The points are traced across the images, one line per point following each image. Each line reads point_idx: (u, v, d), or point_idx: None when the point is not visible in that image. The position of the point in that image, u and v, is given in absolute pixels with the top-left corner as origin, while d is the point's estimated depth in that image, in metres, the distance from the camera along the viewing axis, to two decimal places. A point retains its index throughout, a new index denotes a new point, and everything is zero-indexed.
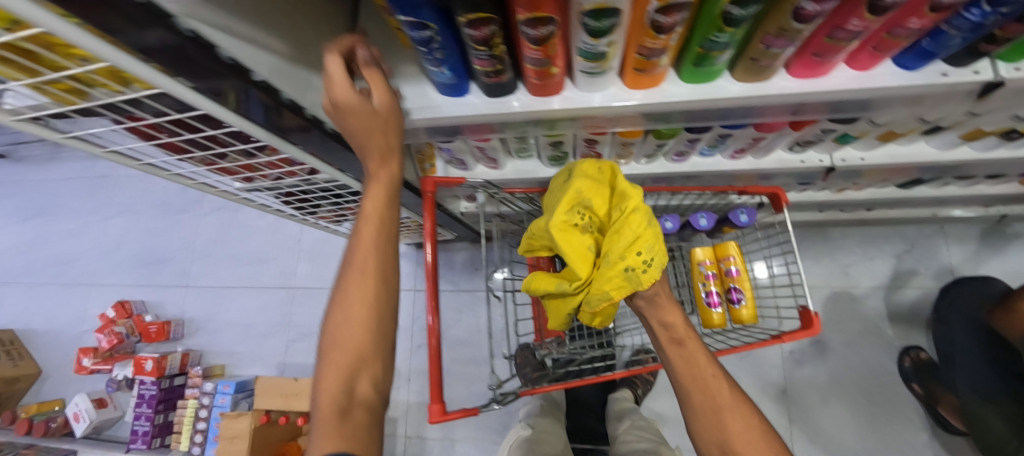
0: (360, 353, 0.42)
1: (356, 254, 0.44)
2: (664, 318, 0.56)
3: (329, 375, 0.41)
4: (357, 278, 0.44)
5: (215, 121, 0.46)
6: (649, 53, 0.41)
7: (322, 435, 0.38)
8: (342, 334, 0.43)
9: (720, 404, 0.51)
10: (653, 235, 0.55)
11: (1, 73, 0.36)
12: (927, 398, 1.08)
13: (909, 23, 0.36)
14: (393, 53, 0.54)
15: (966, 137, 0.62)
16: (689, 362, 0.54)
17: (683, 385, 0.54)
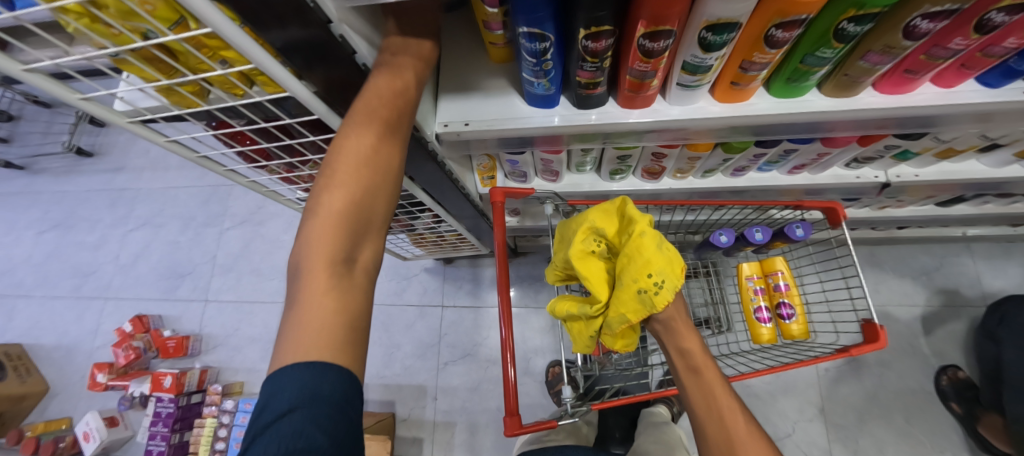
0: (360, 221, 0.41)
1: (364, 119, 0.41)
2: (680, 344, 0.50)
3: (327, 225, 0.40)
4: (360, 137, 0.41)
5: (314, 126, 0.48)
6: (751, 67, 0.43)
7: (319, 293, 0.39)
8: (338, 199, 0.40)
9: (734, 442, 0.45)
10: (663, 258, 0.50)
11: (142, 74, 0.36)
12: (967, 417, 1.08)
13: (1006, 42, 0.39)
14: (482, 68, 0.56)
15: (1020, 155, 0.64)
16: (702, 394, 0.48)
17: (698, 415, 0.48)
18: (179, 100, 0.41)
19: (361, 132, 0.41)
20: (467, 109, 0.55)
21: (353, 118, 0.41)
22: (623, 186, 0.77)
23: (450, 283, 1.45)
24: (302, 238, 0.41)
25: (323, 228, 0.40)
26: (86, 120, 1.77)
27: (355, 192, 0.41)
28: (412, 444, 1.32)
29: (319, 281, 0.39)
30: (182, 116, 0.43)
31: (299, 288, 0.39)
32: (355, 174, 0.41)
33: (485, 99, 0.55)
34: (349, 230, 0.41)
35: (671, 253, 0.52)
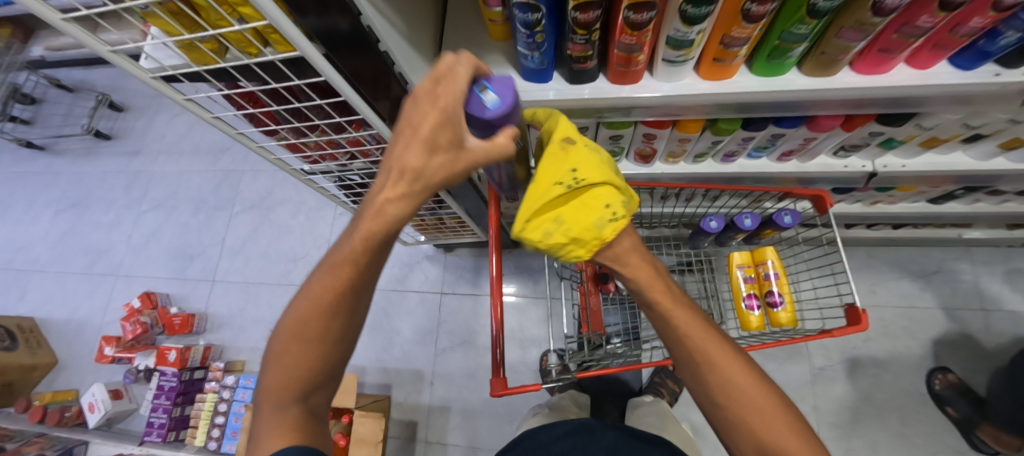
0: (313, 374, 0.41)
1: (324, 280, 0.39)
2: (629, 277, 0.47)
3: (280, 370, 0.41)
4: (316, 294, 0.40)
5: (322, 90, 0.51)
6: (732, 42, 0.45)
7: (267, 430, 0.40)
8: (290, 352, 0.41)
9: (689, 339, 0.45)
10: (559, 239, 0.45)
11: (168, 28, 0.41)
12: (964, 422, 1.06)
13: (972, 22, 0.41)
14: (482, 44, 0.59)
15: (1005, 147, 0.66)
16: (664, 323, 0.47)
17: (665, 338, 0.47)
18: (198, 58, 0.45)
19: (318, 292, 0.39)
20: None
21: (318, 278, 0.40)
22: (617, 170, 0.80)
23: (451, 272, 1.48)
24: (264, 374, 0.42)
25: (279, 374, 0.41)
26: (106, 104, 1.83)
27: (307, 348, 0.40)
28: (405, 426, 1.34)
29: (265, 427, 0.40)
30: (201, 74, 0.47)
31: (258, 421, 0.42)
32: (308, 325, 0.40)
33: None
34: (299, 382, 0.41)
35: (574, 229, 0.44)
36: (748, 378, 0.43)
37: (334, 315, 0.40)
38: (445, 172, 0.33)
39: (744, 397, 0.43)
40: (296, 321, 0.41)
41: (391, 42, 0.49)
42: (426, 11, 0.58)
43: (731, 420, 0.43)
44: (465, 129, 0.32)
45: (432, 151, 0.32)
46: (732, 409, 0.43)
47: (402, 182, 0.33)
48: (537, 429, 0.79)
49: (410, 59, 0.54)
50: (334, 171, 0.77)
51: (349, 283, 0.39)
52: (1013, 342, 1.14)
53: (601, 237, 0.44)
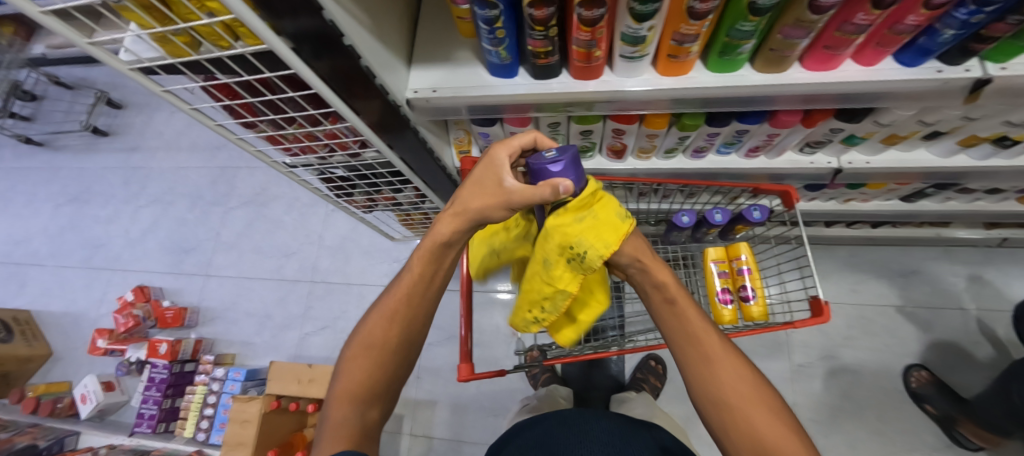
0: (376, 379, 0.51)
1: (394, 297, 0.53)
2: (655, 280, 0.53)
3: (349, 376, 0.51)
4: (387, 309, 0.53)
5: (294, 82, 0.53)
6: (683, 39, 0.47)
7: (332, 430, 0.48)
8: (359, 358, 0.52)
9: (713, 362, 0.49)
10: (589, 228, 0.52)
11: (141, 22, 0.43)
12: (943, 418, 1.06)
13: (908, 19, 0.43)
14: (452, 42, 0.62)
15: (964, 144, 0.68)
16: (677, 329, 0.52)
17: (677, 346, 0.52)
18: (173, 51, 0.47)
19: (388, 307, 0.53)
20: (440, 78, 0.60)
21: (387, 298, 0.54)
22: (592, 165, 0.82)
23: None
24: (334, 384, 0.52)
25: (349, 378, 0.51)
26: (105, 101, 1.86)
27: (375, 354, 0.51)
28: (392, 419, 1.35)
29: (332, 426, 0.48)
30: (177, 67, 0.50)
31: (324, 426, 0.49)
32: (378, 333, 0.52)
33: (453, 70, 0.60)
34: (365, 387, 0.51)
35: (602, 220, 0.52)
36: (755, 388, 0.48)
37: (395, 325, 0.52)
38: (488, 203, 0.45)
39: (753, 403, 0.47)
40: (368, 331, 0.53)
41: (356, 36, 0.49)
42: (399, 9, 0.60)
43: (742, 426, 0.46)
44: (506, 172, 0.45)
45: (481, 190, 0.46)
46: (744, 414, 0.46)
47: (453, 212, 0.48)
48: (530, 424, 0.78)
49: (379, 52, 0.54)
50: (315, 164, 0.79)
51: (411, 293, 0.53)
52: (991, 340, 1.14)
53: (623, 228, 0.52)
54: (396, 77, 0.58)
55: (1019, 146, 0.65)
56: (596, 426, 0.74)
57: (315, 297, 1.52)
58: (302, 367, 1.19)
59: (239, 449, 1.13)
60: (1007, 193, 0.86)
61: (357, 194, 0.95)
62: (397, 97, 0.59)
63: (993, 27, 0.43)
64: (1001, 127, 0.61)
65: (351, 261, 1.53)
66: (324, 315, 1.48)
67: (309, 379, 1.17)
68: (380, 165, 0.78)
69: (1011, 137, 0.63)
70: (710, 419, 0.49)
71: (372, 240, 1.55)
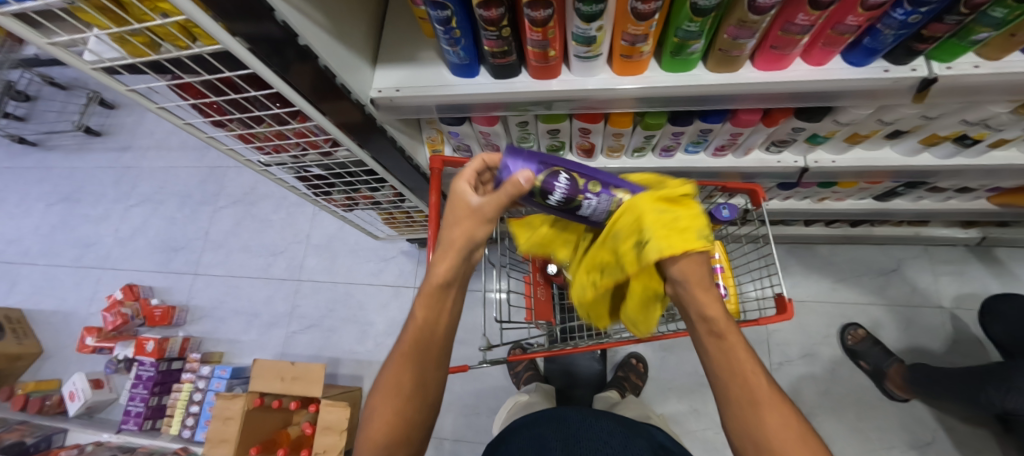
0: (398, 435, 0.45)
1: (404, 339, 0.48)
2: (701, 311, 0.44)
3: (367, 434, 0.45)
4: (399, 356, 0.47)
5: (256, 82, 0.54)
6: (633, 40, 0.48)
7: None
8: (377, 414, 0.45)
9: (759, 406, 0.40)
10: (656, 225, 0.46)
11: (97, 23, 0.44)
12: (875, 372, 1.12)
13: (848, 20, 0.43)
14: (417, 41, 0.63)
15: (925, 143, 0.68)
16: (722, 361, 0.42)
17: (717, 380, 0.43)
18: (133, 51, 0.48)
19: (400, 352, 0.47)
20: (403, 78, 0.61)
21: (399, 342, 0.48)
22: (564, 165, 0.83)
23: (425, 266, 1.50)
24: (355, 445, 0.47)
25: (367, 436, 0.45)
26: (97, 101, 1.88)
27: (392, 406, 0.45)
28: None
29: None
30: (140, 67, 0.51)
31: None
32: (393, 388, 0.46)
33: (417, 69, 0.61)
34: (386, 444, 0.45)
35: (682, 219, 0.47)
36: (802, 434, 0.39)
37: (409, 372, 0.46)
38: (468, 229, 0.45)
39: (802, 453, 0.37)
40: (383, 386, 0.46)
41: (313, 36, 0.50)
42: (361, 10, 0.61)
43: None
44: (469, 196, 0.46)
45: (456, 223, 0.46)
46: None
47: (445, 249, 0.46)
48: (529, 426, 0.77)
49: (338, 53, 0.55)
50: (289, 163, 0.80)
51: (421, 338, 0.47)
52: (970, 339, 1.15)
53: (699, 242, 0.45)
54: (357, 77, 0.59)
55: (980, 145, 0.66)
56: (604, 432, 0.75)
57: (302, 296, 1.53)
58: (284, 365, 1.18)
59: (222, 446, 1.14)
60: (978, 192, 0.87)
61: (336, 194, 0.96)
62: (358, 96, 0.60)
63: (932, 27, 0.43)
64: (959, 126, 0.62)
65: (338, 260, 1.54)
66: (311, 314, 1.49)
67: (292, 376, 1.17)
68: (353, 164, 0.79)
69: (971, 136, 0.63)
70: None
71: (359, 239, 1.56)
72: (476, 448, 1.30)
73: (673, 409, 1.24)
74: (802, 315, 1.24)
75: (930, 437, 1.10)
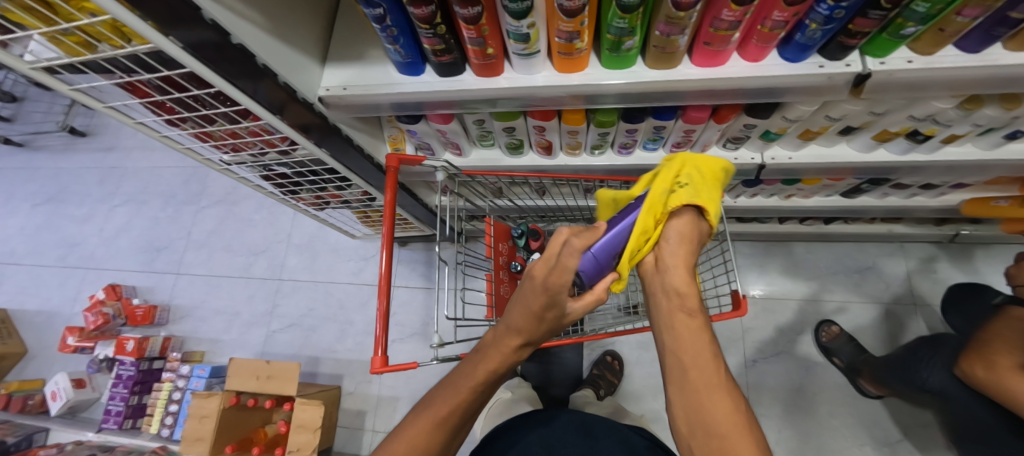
0: None
1: (451, 392, 0.50)
2: (677, 282, 0.46)
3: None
4: (440, 403, 0.50)
5: (197, 81, 0.55)
6: (567, 36, 0.48)
7: None
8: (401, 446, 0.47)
9: (709, 387, 0.40)
10: (694, 182, 0.48)
11: (26, 23, 0.44)
12: (848, 370, 1.11)
13: (775, 15, 0.43)
14: (366, 41, 0.64)
15: (879, 139, 0.68)
16: (683, 341, 0.43)
17: (674, 359, 0.43)
18: (68, 50, 0.49)
19: (443, 402, 0.49)
20: (351, 76, 0.62)
21: (444, 393, 0.50)
22: (525, 162, 0.83)
23: (404, 265, 1.50)
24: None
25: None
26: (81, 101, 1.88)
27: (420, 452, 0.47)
28: (354, 416, 1.36)
29: None
30: (77, 65, 0.51)
31: None
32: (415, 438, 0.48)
33: (364, 68, 0.62)
34: None
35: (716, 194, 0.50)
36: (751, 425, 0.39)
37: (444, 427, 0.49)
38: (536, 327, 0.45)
39: (745, 436, 0.38)
40: (403, 438, 0.48)
41: (249, 35, 0.51)
42: (307, 9, 0.61)
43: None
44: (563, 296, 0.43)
45: (530, 315, 0.46)
46: (732, 450, 0.37)
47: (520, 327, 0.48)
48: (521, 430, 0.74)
49: (280, 52, 0.56)
50: (249, 162, 0.81)
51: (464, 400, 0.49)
52: None
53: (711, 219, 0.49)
54: (303, 76, 0.60)
55: (932, 140, 0.66)
56: (595, 436, 0.71)
57: (283, 295, 1.54)
58: (259, 363, 1.19)
59: (197, 445, 1.15)
60: (942, 189, 0.87)
61: (305, 193, 0.97)
62: (305, 95, 0.61)
63: (858, 22, 0.43)
64: (908, 122, 0.62)
65: (318, 259, 1.55)
66: (291, 312, 1.50)
67: (267, 375, 1.18)
68: (314, 162, 0.79)
69: (921, 132, 0.63)
70: (685, 439, 0.41)
71: (339, 239, 1.56)
72: None
73: (649, 407, 1.24)
74: (777, 312, 1.24)
75: (903, 434, 1.10)
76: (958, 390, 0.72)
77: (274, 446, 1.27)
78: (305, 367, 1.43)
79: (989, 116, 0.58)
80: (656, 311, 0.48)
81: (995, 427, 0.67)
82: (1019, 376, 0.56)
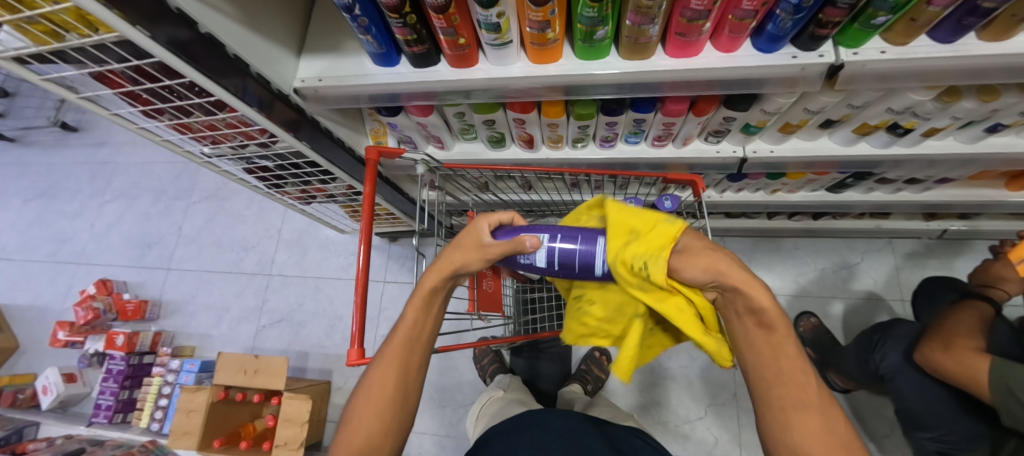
0: (393, 400, 0.46)
1: (401, 329, 0.49)
2: (750, 302, 0.38)
3: (366, 399, 0.46)
4: (397, 340, 0.48)
5: (168, 71, 0.54)
6: (537, 26, 0.47)
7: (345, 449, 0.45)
8: (376, 382, 0.47)
9: (800, 406, 0.37)
10: (642, 243, 0.40)
11: None
12: (819, 362, 1.13)
13: (743, 4, 0.43)
14: (341, 34, 0.64)
15: (859, 132, 0.68)
16: (763, 357, 0.39)
17: (758, 375, 0.40)
18: (35, 39, 0.48)
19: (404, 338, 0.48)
20: (325, 68, 0.62)
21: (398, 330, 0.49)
22: (507, 155, 0.83)
23: (394, 261, 1.50)
24: (350, 409, 0.47)
25: (368, 398, 0.46)
26: None
27: (396, 383, 0.47)
28: (343, 411, 1.36)
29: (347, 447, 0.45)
30: (44, 54, 0.51)
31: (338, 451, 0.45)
32: (378, 387, 0.46)
33: (339, 59, 0.62)
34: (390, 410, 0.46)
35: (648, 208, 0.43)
36: (845, 441, 0.37)
37: (411, 354, 0.48)
38: (470, 259, 0.48)
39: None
40: (376, 379, 0.47)
41: (217, 25, 0.50)
42: (280, 2, 0.61)
43: None
44: (483, 233, 0.48)
45: (460, 249, 0.48)
46: None
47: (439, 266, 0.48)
48: (508, 432, 0.67)
49: (251, 42, 0.56)
50: (230, 155, 0.80)
51: (412, 338, 0.49)
52: None
53: (674, 226, 0.39)
54: (278, 67, 0.60)
55: (913, 134, 0.66)
56: (588, 436, 0.63)
57: (272, 290, 1.54)
58: (246, 358, 1.19)
59: (185, 438, 1.15)
60: (926, 183, 0.87)
61: (289, 187, 0.96)
62: (280, 85, 0.60)
63: (828, 12, 0.43)
64: (887, 115, 0.61)
65: (309, 254, 1.55)
66: (281, 308, 1.50)
67: (255, 369, 1.18)
68: (294, 155, 0.78)
69: (901, 125, 0.63)
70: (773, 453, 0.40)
71: (329, 234, 1.56)
72: (441, 441, 1.31)
73: (636, 403, 1.24)
74: None
75: (888, 430, 1.10)
76: (908, 372, 0.78)
77: (262, 440, 1.28)
78: (294, 362, 1.44)
79: (967, 109, 0.57)
80: (727, 323, 0.42)
81: (945, 404, 0.72)
82: (978, 355, 0.58)
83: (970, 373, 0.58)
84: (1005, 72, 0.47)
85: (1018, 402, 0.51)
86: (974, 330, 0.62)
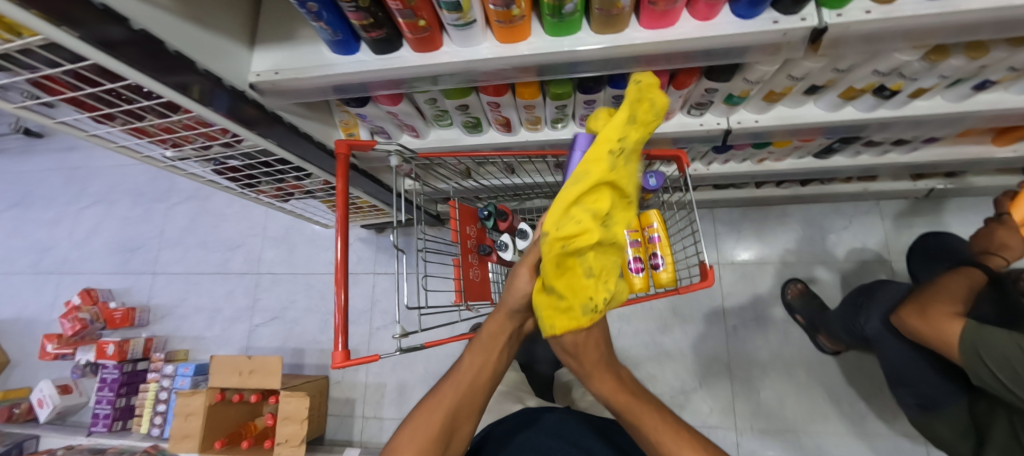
0: (450, 419, 0.53)
1: (466, 359, 0.56)
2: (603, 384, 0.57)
3: (426, 417, 0.53)
4: (461, 370, 0.56)
5: (109, 73, 0.50)
6: (502, 3, 0.44)
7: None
8: (438, 403, 0.54)
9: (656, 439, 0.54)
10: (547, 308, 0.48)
11: None
12: (809, 327, 1.14)
13: None
14: (296, 21, 0.59)
15: (845, 97, 0.66)
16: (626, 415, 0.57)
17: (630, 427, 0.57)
18: None
19: (469, 367, 0.56)
20: (281, 60, 0.58)
21: (463, 364, 0.56)
22: (485, 140, 0.79)
23: (383, 252, 1.48)
24: (410, 424, 0.54)
25: (429, 416, 0.53)
26: None
27: (456, 405, 0.54)
28: (344, 403, 1.37)
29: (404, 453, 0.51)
30: None
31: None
32: (427, 421, 0.53)
33: (296, 49, 0.58)
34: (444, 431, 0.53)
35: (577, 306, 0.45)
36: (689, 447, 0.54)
37: (470, 385, 0.55)
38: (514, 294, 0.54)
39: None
40: (437, 400, 0.54)
41: (155, 21, 0.46)
42: None
43: None
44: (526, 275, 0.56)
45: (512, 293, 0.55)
46: None
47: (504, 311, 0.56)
48: (507, 434, 0.67)
49: (193, 37, 0.51)
50: (196, 157, 0.77)
51: (466, 384, 0.55)
52: None
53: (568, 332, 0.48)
54: (227, 61, 0.55)
55: (900, 96, 0.64)
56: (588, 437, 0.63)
57: (262, 288, 1.52)
58: (238, 360, 1.18)
59: (185, 441, 1.16)
60: (913, 143, 0.86)
61: (263, 185, 0.93)
62: (232, 82, 0.56)
63: None
64: (873, 78, 0.59)
65: (297, 251, 1.52)
66: (273, 306, 1.49)
67: (250, 369, 1.17)
68: (261, 153, 0.75)
69: (888, 87, 0.61)
70: None
71: (315, 228, 1.53)
72: None
73: None
74: (757, 277, 1.25)
75: (876, 388, 1.13)
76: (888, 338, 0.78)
77: (264, 438, 1.29)
78: (290, 358, 1.44)
79: (955, 66, 0.55)
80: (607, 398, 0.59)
81: (921, 366, 0.73)
82: (953, 318, 0.57)
83: (942, 338, 0.58)
84: (996, 26, 0.45)
85: (987, 370, 0.53)
86: (958, 296, 0.60)
